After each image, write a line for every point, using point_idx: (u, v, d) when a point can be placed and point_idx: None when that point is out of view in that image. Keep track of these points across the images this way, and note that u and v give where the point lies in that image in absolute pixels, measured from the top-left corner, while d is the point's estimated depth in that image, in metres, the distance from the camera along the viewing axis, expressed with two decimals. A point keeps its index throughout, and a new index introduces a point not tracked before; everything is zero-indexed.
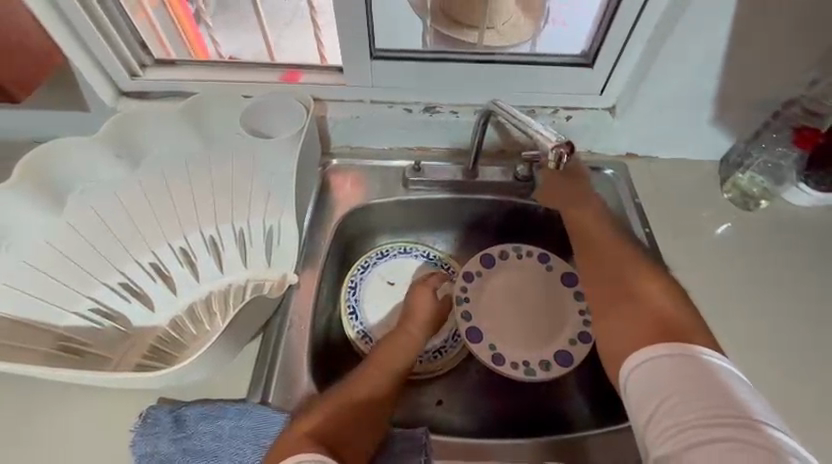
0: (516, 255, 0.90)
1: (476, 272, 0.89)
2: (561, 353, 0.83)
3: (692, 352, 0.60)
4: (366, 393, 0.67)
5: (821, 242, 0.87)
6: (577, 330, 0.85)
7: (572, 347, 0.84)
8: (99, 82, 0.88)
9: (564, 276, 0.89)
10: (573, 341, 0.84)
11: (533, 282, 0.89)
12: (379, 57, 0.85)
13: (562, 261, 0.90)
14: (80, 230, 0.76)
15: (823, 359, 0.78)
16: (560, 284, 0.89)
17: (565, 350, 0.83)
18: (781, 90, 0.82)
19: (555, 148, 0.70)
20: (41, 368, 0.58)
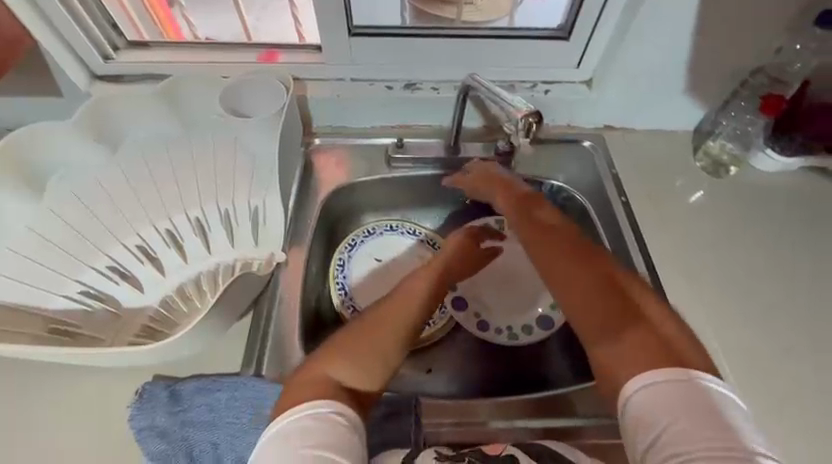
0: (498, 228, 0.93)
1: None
2: (542, 318, 0.87)
3: (691, 377, 0.60)
4: (386, 343, 0.66)
5: (793, 204, 0.90)
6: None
7: (554, 313, 0.88)
8: (73, 67, 0.86)
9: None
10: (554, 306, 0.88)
11: (516, 252, 0.93)
12: (358, 34, 0.85)
13: None
14: (63, 214, 0.76)
15: (796, 314, 0.81)
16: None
17: (547, 315, 0.87)
18: (748, 58, 0.84)
19: (523, 117, 0.70)
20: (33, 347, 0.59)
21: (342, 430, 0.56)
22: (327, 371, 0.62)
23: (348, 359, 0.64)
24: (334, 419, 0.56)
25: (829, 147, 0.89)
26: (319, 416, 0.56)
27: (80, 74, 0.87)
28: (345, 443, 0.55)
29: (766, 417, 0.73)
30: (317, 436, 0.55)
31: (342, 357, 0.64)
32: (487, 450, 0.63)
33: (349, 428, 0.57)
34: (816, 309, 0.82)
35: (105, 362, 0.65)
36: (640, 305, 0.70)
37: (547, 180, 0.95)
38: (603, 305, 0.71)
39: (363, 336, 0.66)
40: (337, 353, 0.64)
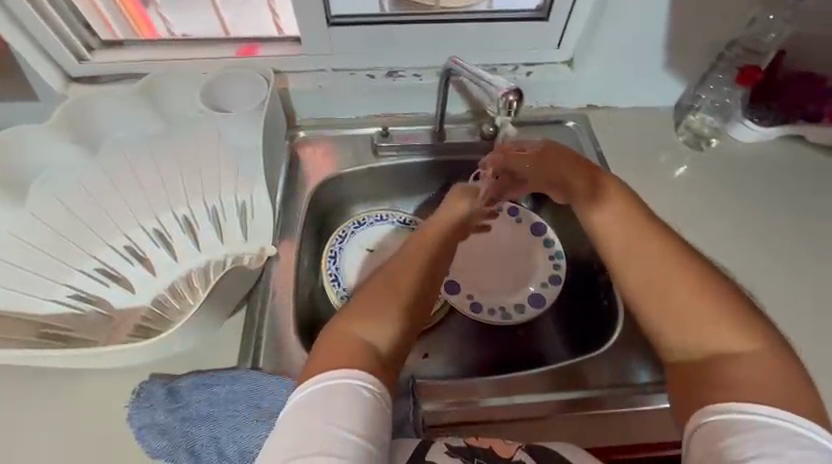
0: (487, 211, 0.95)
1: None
2: (534, 296, 0.89)
3: (773, 416, 0.52)
4: (402, 306, 0.66)
5: (776, 171, 0.92)
6: (548, 274, 0.90)
7: (545, 291, 0.89)
8: (46, 69, 0.84)
9: (534, 226, 0.94)
10: (545, 284, 0.89)
11: (506, 234, 0.94)
12: (336, 24, 0.84)
13: (529, 213, 0.95)
14: (47, 220, 0.75)
15: (788, 278, 0.82)
16: (531, 234, 0.93)
17: (539, 293, 0.89)
18: (724, 30, 0.85)
19: (504, 95, 0.70)
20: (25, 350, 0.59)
21: (364, 402, 0.56)
22: (350, 343, 0.61)
23: (365, 328, 0.63)
24: (357, 391, 0.57)
25: (806, 114, 0.90)
26: (342, 387, 0.57)
27: (54, 76, 0.85)
28: (367, 415, 0.55)
29: None
30: (339, 407, 0.55)
31: (361, 327, 0.63)
32: (498, 451, 0.60)
33: (378, 407, 0.57)
34: (804, 273, 0.82)
35: (100, 362, 0.65)
36: (728, 323, 0.60)
37: None
38: (707, 320, 0.61)
39: (370, 303, 0.65)
40: (350, 325, 0.63)
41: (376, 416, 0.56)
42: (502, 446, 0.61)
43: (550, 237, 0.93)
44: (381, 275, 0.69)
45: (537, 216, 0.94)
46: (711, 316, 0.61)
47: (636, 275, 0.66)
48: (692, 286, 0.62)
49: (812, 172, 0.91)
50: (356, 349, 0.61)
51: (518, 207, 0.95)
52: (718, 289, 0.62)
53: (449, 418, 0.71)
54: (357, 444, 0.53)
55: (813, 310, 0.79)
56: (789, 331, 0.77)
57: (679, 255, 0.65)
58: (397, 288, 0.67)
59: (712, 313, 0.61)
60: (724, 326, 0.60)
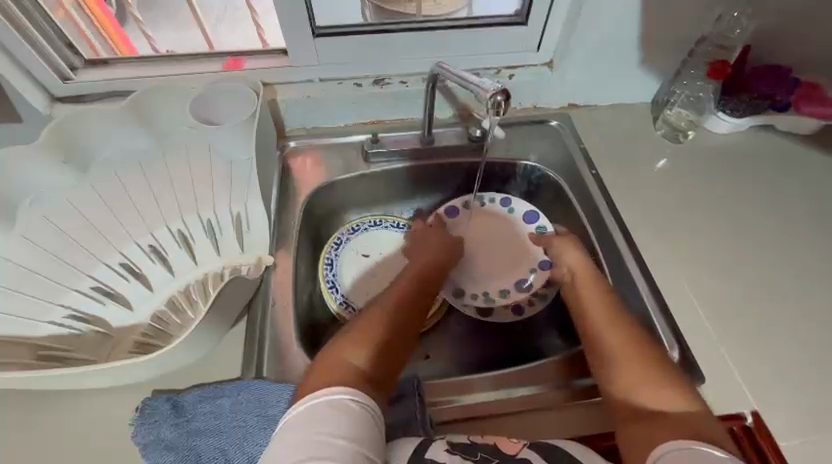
0: (479, 203, 0.97)
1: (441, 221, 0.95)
2: (521, 281, 0.91)
3: None
4: (382, 329, 0.69)
5: (751, 160, 0.96)
6: (536, 260, 0.92)
7: (535, 276, 0.91)
8: (31, 91, 0.83)
9: (526, 215, 0.96)
10: (534, 270, 0.92)
11: (497, 224, 0.96)
12: (322, 35, 0.86)
13: (523, 201, 0.97)
14: (39, 243, 0.74)
15: (773, 260, 0.85)
16: (524, 223, 0.96)
17: (523, 278, 0.91)
18: (694, 28, 0.89)
19: (492, 96, 0.72)
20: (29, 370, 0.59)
21: (357, 413, 0.56)
22: (345, 363, 0.63)
23: (357, 348, 0.65)
24: (351, 403, 0.57)
25: (774, 104, 0.95)
26: (334, 400, 0.57)
27: (38, 97, 0.84)
28: (361, 426, 0.55)
29: (760, 360, 0.75)
30: (332, 420, 0.55)
31: (353, 347, 0.65)
32: (503, 447, 0.62)
33: (377, 430, 0.56)
34: (783, 254, 0.86)
35: (104, 380, 0.64)
36: (665, 393, 0.63)
37: (521, 161, 0.98)
38: (652, 385, 0.64)
39: (362, 325, 0.69)
40: (345, 346, 0.66)
41: (370, 430, 0.55)
42: (506, 444, 0.62)
43: (543, 226, 0.94)
44: (376, 300, 0.74)
45: (528, 204, 0.96)
46: (650, 373, 0.65)
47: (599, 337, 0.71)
48: (644, 355, 0.67)
49: (782, 160, 0.96)
50: (345, 368, 0.62)
51: (511, 197, 0.97)
52: (666, 366, 0.66)
53: (448, 416, 0.72)
54: (352, 455, 0.53)
55: (798, 288, 0.82)
56: (779, 311, 0.80)
57: (632, 327, 0.71)
58: (390, 307, 0.72)
59: (654, 375, 0.65)
60: (666, 387, 0.64)
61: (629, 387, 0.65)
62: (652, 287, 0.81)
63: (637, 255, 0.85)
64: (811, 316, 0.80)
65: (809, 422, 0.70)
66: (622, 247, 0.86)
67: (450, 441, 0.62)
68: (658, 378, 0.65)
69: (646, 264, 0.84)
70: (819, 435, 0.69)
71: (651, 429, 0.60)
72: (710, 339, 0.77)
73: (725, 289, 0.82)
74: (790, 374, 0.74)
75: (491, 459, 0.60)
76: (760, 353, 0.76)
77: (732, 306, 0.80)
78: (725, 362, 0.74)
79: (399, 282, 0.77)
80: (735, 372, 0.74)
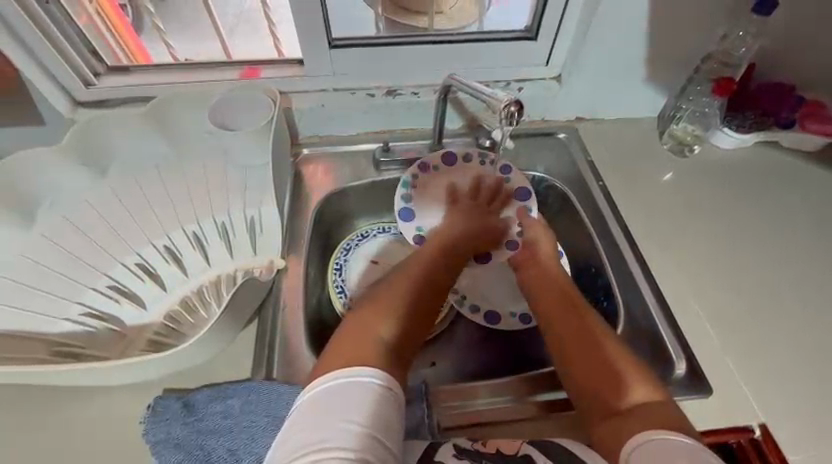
0: (480, 162, 0.94)
1: (434, 167, 0.94)
2: (483, 253, 0.94)
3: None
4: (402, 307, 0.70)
5: (756, 174, 0.97)
6: (506, 238, 0.93)
7: (498, 251, 0.94)
8: (54, 94, 0.86)
9: (518, 192, 0.94)
10: (500, 245, 0.94)
11: (490, 189, 0.94)
12: (337, 46, 0.89)
13: (521, 175, 0.94)
14: (58, 241, 0.76)
15: (779, 273, 0.86)
16: (516, 198, 0.95)
17: (488, 253, 0.94)
18: (697, 45, 0.92)
19: (505, 107, 0.74)
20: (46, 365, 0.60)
21: (380, 402, 0.57)
22: (362, 339, 0.65)
23: (376, 322, 0.67)
24: (376, 390, 0.57)
25: (778, 121, 0.97)
26: (359, 386, 0.57)
27: (61, 101, 0.87)
28: (375, 412, 0.56)
29: (767, 372, 0.75)
30: (353, 408, 0.55)
31: (373, 323, 0.67)
32: (504, 448, 0.61)
33: (392, 410, 0.57)
34: (788, 267, 0.86)
35: (117, 378, 0.65)
36: (642, 392, 0.64)
37: (528, 171, 1.00)
38: (628, 382, 0.65)
39: (380, 302, 0.70)
40: (362, 322, 0.67)
41: (383, 413, 0.56)
42: (506, 443, 0.62)
43: (530, 207, 0.94)
44: (391, 277, 0.75)
45: (526, 182, 0.94)
46: (628, 371, 0.66)
47: (576, 333, 0.72)
48: (623, 354, 0.68)
49: (785, 175, 0.97)
50: (362, 345, 0.64)
51: (512, 167, 0.94)
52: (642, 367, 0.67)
53: (453, 422, 0.72)
54: (362, 438, 0.53)
55: (804, 301, 0.83)
56: (784, 323, 0.80)
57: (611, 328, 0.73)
58: (412, 287, 0.73)
59: (632, 373, 0.66)
60: (643, 386, 0.65)
61: (595, 380, 0.67)
62: (657, 297, 0.82)
63: (644, 267, 0.85)
64: (817, 329, 0.80)
65: (816, 435, 0.70)
66: (628, 257, 0.87)
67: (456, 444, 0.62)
68: (632, 376, 0.66)
69: (653, 274, 0.85)
70: (828, 449, 0.69)
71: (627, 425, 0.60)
72: (716, 350, 0.77)
73: (730, 301, 0.82)
74: (798, 386, 0.74)
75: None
76: (768, 365, 0.76)
77: (737, 318, 0.80)
78: (732, 374, 0.75)
79: (416, 260, 0.79)
80: (742, 383, 0.74)
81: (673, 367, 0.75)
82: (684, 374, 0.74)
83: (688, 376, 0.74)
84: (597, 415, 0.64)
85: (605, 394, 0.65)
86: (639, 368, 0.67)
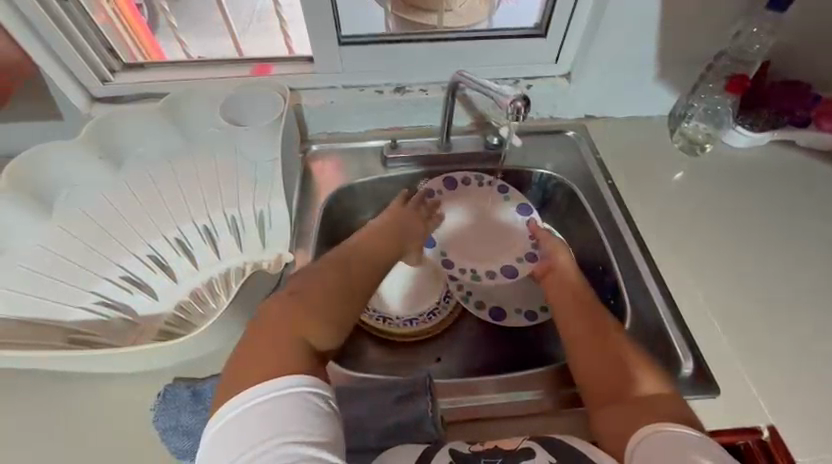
0: (478, 184, 0.98)
1: (438, 191, 0.97)
2: (507, 267, 0.96)
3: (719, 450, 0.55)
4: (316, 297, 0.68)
5: (769, 174, 0.96)
6: (524, 251, 0.97)
7: (518, 264, 0.96)
8: (73, 91, 0.88)
9: (518, 209, 0.99)
10: (520, 259, 0.96)
11: (490, 207, 0.99)
12: (347, 43, 0.90)
13: (518, 194, 0.99)
14: (74, 231, 0.78)
15: (790, 274, 0.84)
16: (517, 215, 0.98)
17: (509, 265, 0.96)
18: (710, 43, 0.91)
19: (512, 103, 0.74)
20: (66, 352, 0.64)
21: (288, 407, 0.54)
22: (277, 332, 0.63)
23: (305, 324, 0.65)
24: (273, 401, 0.54)
25: (793, 120, 0.96)
26: (294, 397, 0.55)
27: (78, 97, 0.89)
28: (283, 418, 0.53)
29: (775, 374, 0.74)
30: (289, 422, 0.53)
31: (299, 323, 0.65)
32: (502, 444, 0.62)
33: (300, 407, 0.54)
34: (800, 269, 0.85)
35: (128, 364, 0.67)
36: (646, 385, 0.65)
37: (535, 170, 0.99)
38: (631, 375, 0.66)
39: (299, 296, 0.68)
40: (281, 320, 0.64)
41: (290, 415, 0.53)
42: (505, 441, 0.62)
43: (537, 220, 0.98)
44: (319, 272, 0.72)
45: (524, 199, 0.99)
46: (632, 364, 0.67)
47: (580, 329, 0.73)
48: (625, 348, 0.69)
49: (799, 175, 0.96)
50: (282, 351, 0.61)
51: (509, 187, 0.99)
52: (646, 360, 0.68)
53: (456, 417, 0.72)
54: (290, 450, 0.51)
55: (816, 304, 0.81)
56: (795, 325, 0.79)
57: (614, 321, 0.74)
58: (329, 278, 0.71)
59: (635, 366, 0.67)
60: (646, 378, 0.66)
61: (605, 373, 0.67)
62: (665, 297, 0.81)
63: (651, 266, 0.85)
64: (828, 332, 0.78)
65: (826, 438, 0.69)
66: (636, 257, 0.86)
67: (451, 449, 0.61)
68: (634, 369, 0.67)
69: (661, 274, 0.84)
70: None
71: (631, 418, 0.61)
72: (724, 350, 0.76)
73: (740, 302, 0.81)
74: (806, 389, 0.73)
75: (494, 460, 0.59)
76: (777, 367, 0.75)
77: (747, 319, 0.79)
78: (740, 375, 0.74)
79: (343, 255, 0.76)
80: (749, 384, 0.73)
81: (681, 366, 0.74)
82: (691, 373, 0.73)
83: (695, 377, 0.73)
84: (599, 406, 0.66)
85: (608, 387, 0.66)
86: (643, 361, 0.67)
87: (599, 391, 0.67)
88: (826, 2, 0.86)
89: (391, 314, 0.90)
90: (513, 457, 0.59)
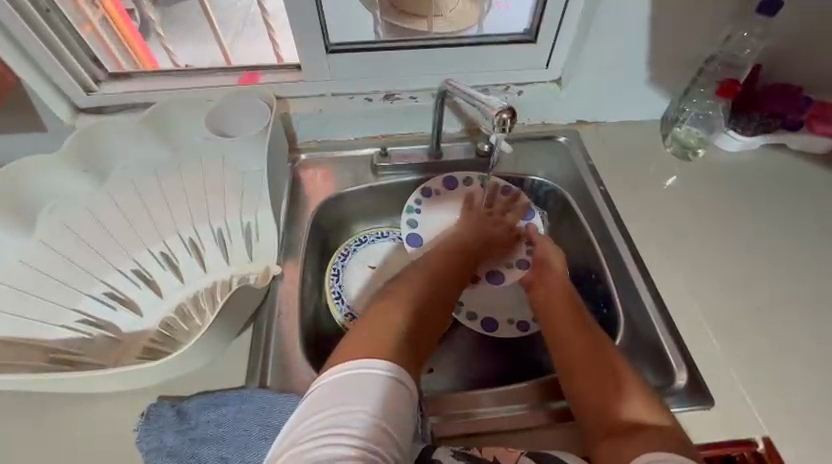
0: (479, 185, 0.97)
1: (436, 191, 0.97)
2: (495, 274, 0.93)
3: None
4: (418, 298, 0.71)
5: (762, 178, 0.95)
6: (517, 257, 0.94)
7: (508, 270, 0.93)
8: (56, 103, 0.87)
9: (521, 212, 0.96)
10: (511, 266, 0.93)
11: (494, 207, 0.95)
12: (335, 51, 0.89)
13: (523, 196, 0.97)
14: (55, 247, 0.77)
15: (785, 280, 0.83)
16: (518, 218, 0.96)
17: (499, 273, 0.93)
18: (702, 47, 0.90)
19: (497, 114, 0.73)
20: (44, 374, 0.63)
21: (346, 383, 0.56)
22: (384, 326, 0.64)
23: (402, 318, 0.66)
24: (333, 377, 0.57)
25: (785, 124, 0.95)
26: (348, 375, 0.56)
27: (62, 108, 0.88)
28: (341, 393, 0.55)
29: (770, 383, 0.73)
30: (363, 396, 0.54)
31: (401, 319, 0.66)
32: (503, 457, 0.61)
33: (357, 382, 0.56)
34: (797, 275, 0.84)
35: (112, 384, 0.66)
36: (639, 405, 0.63)
37: (528, 176, 0.98)
38: (624, 394, 0.65)
39: (400, 295, 0.70)
40: (384, 317, 0.66)
41: (347, 390, 0.55)
42: (505, 452, 0.62)
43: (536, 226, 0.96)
44: (414, 273, 0.75)
45: (527, 202, 0.96)
46: (625, 383, 0.66)
47: (574, 344, 0.72)
48: (618, 366, 0.68)
49: (795, 179, 0.95)
50: (378, 341, 0.61)
51: (513, 187, 0.97)
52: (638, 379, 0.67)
53: (449, 430, 0.70)
54: (346, 420, 0.53)
55: (811, 310, 0.80)
56: (790, 332, 0.78)
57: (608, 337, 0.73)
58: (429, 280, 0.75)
59: (627, 385, 0.66)
60: (638, 398, 0.64)
61: (598, 391, 0.66)
62: (658, 305, 0.80)
63: (644, 274, 0.84)
64: (824, 339, 0.78)
65: (821, 448, 0.68)
66: (629, 264, 0.85)
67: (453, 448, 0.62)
68: (627, 388, 0.65)
69: (654, 281, 0.83)
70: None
71: (624, 437, 0.59)
72: (719, 359, 0.75)
73: (735, 310, 0.80)
74: (802, 397, 0.72)
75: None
76: (772, 376, 0.74)
77: (741, 327, 0.78)
78: (734, 384, 0.73)
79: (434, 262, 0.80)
80: (744, 394, 0.72)
81: (674, 377, 0.74)
82: (685, 384, 0.72)
83: (689, 388, 0.72)
84: (591, 424, 0.64)
85: (601, 406, 0.65)
86: (637, 380, 0.66)
87: (592, 408, 0.65)
88: (819, 5, 0.85)
89: None
90: None
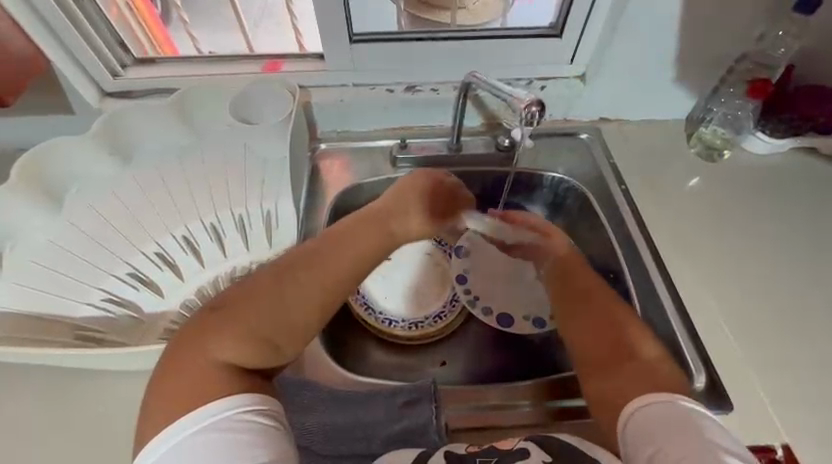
0: None
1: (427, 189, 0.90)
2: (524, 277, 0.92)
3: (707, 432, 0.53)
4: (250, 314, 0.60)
5: (790, 182, 0.93)
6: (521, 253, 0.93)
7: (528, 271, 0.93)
8: (84, 85, 0.88)
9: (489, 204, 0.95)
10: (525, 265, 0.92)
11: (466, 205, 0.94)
12: (358, 41, 0.88)
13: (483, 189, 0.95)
14: (83, 228, 0.78)
15: (809, 286, 0.82)
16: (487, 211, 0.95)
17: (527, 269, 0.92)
18: (733, 46, 0.88)
19: (527, 107, 0.73)
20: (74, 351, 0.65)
21: (200, 443, 0.50)
22: (191, 360, 0.56)
23: (222, 340, 0.58)
24: (184, 442, 0.50)
25: (817, 127, 0.92)
26: (203, 432, 0.51)
27: (90, 91, 0.89)
28: (195, 455, 0.50)
29: (790, 389, 0.72)
30: (224, 447, 0.50)
31: (220, 342, 0.58)
32: (498, 445, 0.62)
33: (210, 435, 0.51)
34: (822, 282, 0.82)
35: (136, 362, 0.68)
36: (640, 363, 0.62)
37: (546, 173, 0.97)
38: (625, 357, 0.63)
39: (225, 315, 0.60)
40: (203, 341, 0.58)
41: (201, 449, 0.50)
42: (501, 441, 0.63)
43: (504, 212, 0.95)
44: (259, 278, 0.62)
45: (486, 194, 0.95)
46: (626, 346, 0.64)
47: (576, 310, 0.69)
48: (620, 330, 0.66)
49: (824, 184, 0.92)
50: (200, 378, 0.55)
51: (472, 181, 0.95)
52: (640, 339, 0.65)
53: (462, 423, 0.71)
54: None
55: None
56: (813, 339, 0.77)
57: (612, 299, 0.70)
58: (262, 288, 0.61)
59: (628, 349, 0.64)
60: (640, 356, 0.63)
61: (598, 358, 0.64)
62: (678, 306, 0.79)
63: (664, 275, 0.83)
64: None
65: None
66: (649, 265, 0.84)
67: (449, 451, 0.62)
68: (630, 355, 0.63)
69: (674, 282, 0.82)
70: None
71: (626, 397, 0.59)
72: (738, 364, 0.74)
73: (756, 314, 0.79)
74: (823, 405, 0.71)
75: (489, 460, 0.60)
76: (793, 383, 0.73)
77: (764, 332, 0.77)
78: (754, 390, 0.72)
79: (295, 262, 0.64)
80: (764, 400, 0.71)
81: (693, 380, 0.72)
82: (703, 387, 0.71)
83: (707, 391, 0.71)
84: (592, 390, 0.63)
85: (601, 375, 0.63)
86: (639, 341, 0.65)
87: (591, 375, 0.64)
88: None
89: (397, 316, 0.89)
90: (508, 459, 0.60)
